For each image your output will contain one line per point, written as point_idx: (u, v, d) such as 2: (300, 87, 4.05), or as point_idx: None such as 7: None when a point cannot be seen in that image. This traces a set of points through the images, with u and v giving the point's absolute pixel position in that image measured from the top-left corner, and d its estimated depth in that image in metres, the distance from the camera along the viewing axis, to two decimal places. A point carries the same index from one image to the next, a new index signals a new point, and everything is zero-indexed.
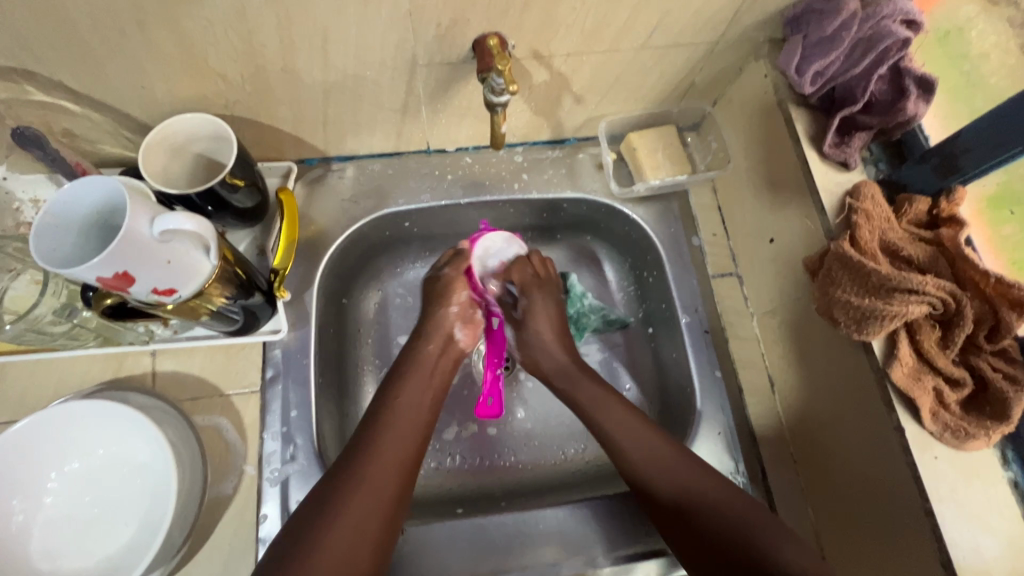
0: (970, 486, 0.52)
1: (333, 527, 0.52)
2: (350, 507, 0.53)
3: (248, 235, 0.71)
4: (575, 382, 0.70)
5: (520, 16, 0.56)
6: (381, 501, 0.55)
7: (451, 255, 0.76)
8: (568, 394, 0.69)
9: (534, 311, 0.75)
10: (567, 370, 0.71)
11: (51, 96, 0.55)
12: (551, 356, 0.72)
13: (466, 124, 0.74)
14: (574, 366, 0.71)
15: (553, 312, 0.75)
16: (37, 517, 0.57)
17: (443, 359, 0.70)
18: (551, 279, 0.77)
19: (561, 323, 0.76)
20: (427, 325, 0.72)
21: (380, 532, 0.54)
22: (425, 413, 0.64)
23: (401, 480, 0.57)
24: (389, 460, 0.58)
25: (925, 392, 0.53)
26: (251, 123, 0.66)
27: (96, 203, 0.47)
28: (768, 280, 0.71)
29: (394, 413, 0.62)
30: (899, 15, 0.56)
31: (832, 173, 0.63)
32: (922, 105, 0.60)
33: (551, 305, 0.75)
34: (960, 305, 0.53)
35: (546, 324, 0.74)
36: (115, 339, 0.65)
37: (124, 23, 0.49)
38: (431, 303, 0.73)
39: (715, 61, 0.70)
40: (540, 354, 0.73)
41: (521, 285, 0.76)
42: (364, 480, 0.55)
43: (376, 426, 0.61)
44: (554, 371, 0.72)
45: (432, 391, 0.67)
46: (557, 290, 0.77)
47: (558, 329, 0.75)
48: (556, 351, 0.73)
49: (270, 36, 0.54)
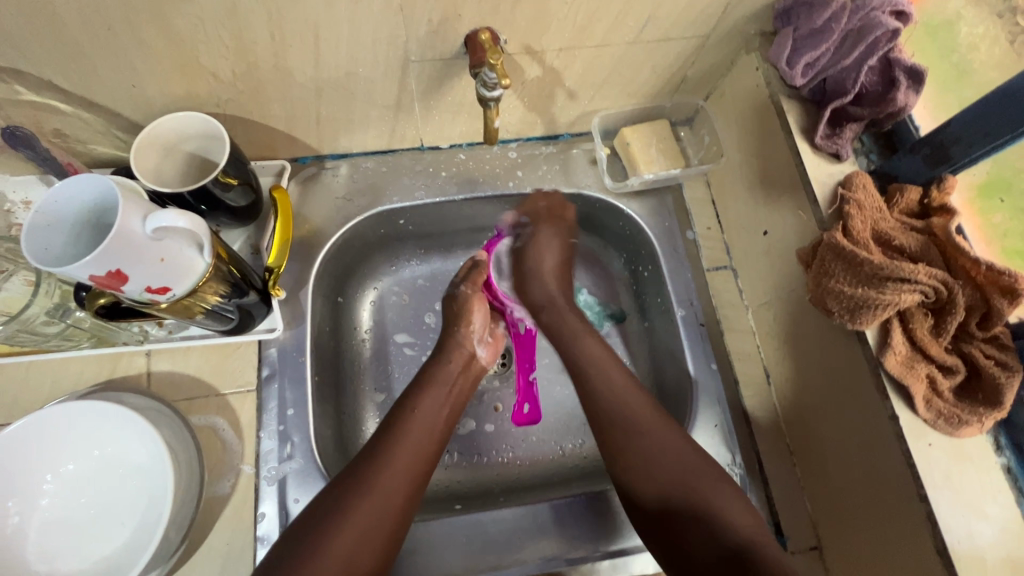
0: (963, 472, 0.53)
1: (340, 532, 0.53)
2: (356, 514, 0.54)
3: (242, 234, 0.71)
4: (556, 312, 0.76)
5: (512, 11, 0.56)
6: (393, 509, 0.56)
7: (467, 270, 0.78)
8: (548, 325, 0.76)
9: (538, 240, 0.79)
10: (555, 303, 0.77)
11: (42, 95, 0.55)
12: (543, 288, 0.78)
13: (459, 121, 0.74)
14: (561, 298, 0.78)
15: (560, 254, 0.80)
16: (34, 519, 0.57)
17: (464, 375, 0.70)
18: (558, 219, 0.79)
19: (566, 257, 0.81)
20: (452, 340, 0.72)
21: (390, 536, 0.55)
22: (440, 428, 0.64)
23: (410, 493, 0.58)
24: (403, 474, 0.58)
25: (918, 379, 0.54)
26: (243, 121, 0.66)
27: (88, 200, 0.46)
28: (763, 273, 0.72)
29: (414, 422, 0.62)
30: (888, 7, 0.56)
31: (824, 164, 0.64)
32: (913, 96, 0.60)
33: (557, 237, 0.80)
34: (952, 293, 0.53)
35: (552, 254, 0.80)
36: (109, 340, 0.64)
37: (114, 21, 0.49)
38: (451, 322, 0.74)
39: (707, 55, 0.70)
40: (534, 285, 0.79)
41: (530, 213, 0.79)
42: (373, 494, 0.56)
43: (394, 436, 0.61)
44: (540, 305, 0.78)
45: (449, 406, 0.67)
46: (569, 228, 0.80)
47: (560, 262, 0.80)
48: (551, 285, 0.78)
49: (261, 33, 0.53)
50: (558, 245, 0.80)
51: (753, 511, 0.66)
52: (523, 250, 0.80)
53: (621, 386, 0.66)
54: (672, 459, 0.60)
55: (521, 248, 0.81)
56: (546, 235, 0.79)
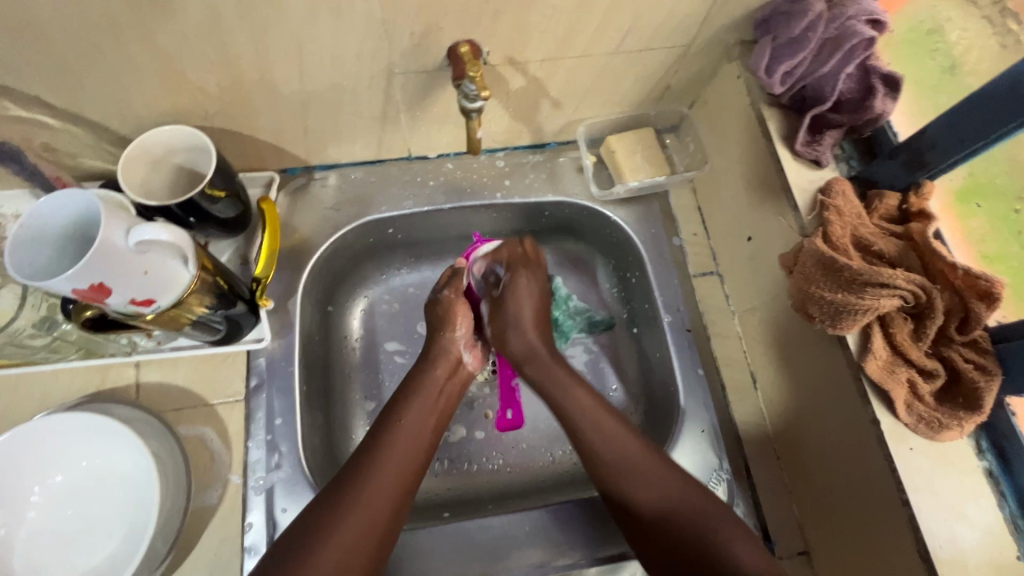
0: (946, 475, 0.53)
1: (324, 548, 0.52)
2: (342, 529, 0.54)
3: (231, 244, 0.71)
4: (546, 367, 0.68)
5: (492, 25, 0.57)
6: (374, 529, 0.55)
7: (449, 276, 0.75)
8: (536, 380, 0.68)
9: (517, 289, 0.70)
10: (537, 354, 0.69)
11: (30, 111, 0.56)
12: (522, 339, 0.69)
13: (445, 130, 0.75)
14: (545, 350, 0.69)
15: (537, 298, 0.71)
16: (21, 531, 0.57)
17: (451, 385, 0.69)
18: (535, 261, 0.73)
19: (542, 303, 0.72)
20: (437, 348, 0.71)
21: (371, 556, 0.54)
22: (427, 440, 0.64)
23: (396, 503, 0.58)
24: (389, 487, 0.58)
25: (898, 383, 0.54)
26: (231, 134, 0.67)
27: (71, 213, 0.47)
28: (748, 279, 0.72)
29: (398, 437, 0.62)
30: (864, 15, 0.56)
31: (804, 171, 0.64)
32: (890, 103, 0.60)
33: (536, 281, 0.72)
34: (930, 297, 0.53)
35: (528, 305, 0.70)
36: (97, 351, 0.64)
37: (100, 38, 0.50)
38: (437, 329, 0.72)
39: (689, 64, 0.71)
40: (512, 336, 0.70)
41: (507, 263, 0.72)
42: (357, 514, 0.55)
43: (379, 450, 0.60)
44: (523, 356, 0.70)
45: (436, 415, 0.66)
46: (545, 271, 0.74)
47: (536, 312, 0.71)
48: (532, 336, 0.70)
49: (245, 48, 0.54)
50: (538, 287, 0.72)
51: (741, 516, 0.66)
52: (503, 302, 0.71)
53: (595, 411, 0.64)
54: (657, 480, 0.59)
55: (498, 303, 0.71)
56: (525, 282, 0.71)
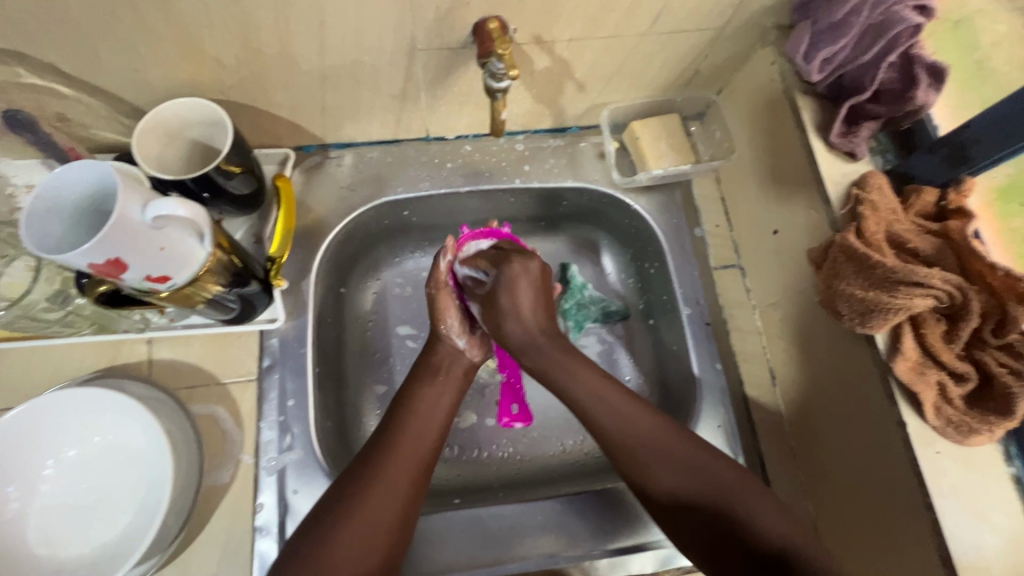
0: (971, 481, 0.52)
1: (354, 519, 0.53)
2: (371, 500, 0.54)
3: (245, 222, 0.70)
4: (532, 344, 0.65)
5: (522, 1, 0.55)
6: (400, 495, 0.55)
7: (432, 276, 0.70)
8: (535, 369, 0.65)
9: (511, 281, 0.65)
10: (536, 342, 0.65)
11: (43, 78, 0.54)
12: (519, 328, 0.65)
13: (466, 111, 0.73)
14: (542, 335, 0.65)
15: (532, 285, 0.66)
16: (34, 504, 0.57)
17: (454, 364, 0.68)
18: (524, 249, 0.68)
19: (540, 289, 0.67)
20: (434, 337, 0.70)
21: (397, 528, 0.54)
22: (443, 412, 0.64)
23: (417, 478, 0.57)
24: (411, 456, 0.58)
25: (928, 385, 0.53)
26: (247, 108, 0.65)
27: (88, 185, 0.46)
28: (771, 273, 0.71)
29: (416, 410, 0.62)
30: (911, 1, 0.53)
31: (837, 163, 0.62)
32: (933, 94, 0.58)
33: (533, 264, 0.67)
34: (966, 298, 0.52)
35: (525, 293, 0.65)
36: (110, 327, 0.64)
37: (117, 4, 0.48)
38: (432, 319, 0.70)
39: (721, 49, 0.69)
40: (509, 324, 0.65)
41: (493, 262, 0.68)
42: (382, 483, 0.55)
43: (400, 421, 0.61)
44: (520, 346, 0.65)
45: (452, 391, 0.66)
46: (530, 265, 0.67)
47: (535, 298, 0.66)
48: (529, 322, 0.65)
49: (265, 20, 0.52)
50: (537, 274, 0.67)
51: None
52: (494, 296, 0.66)
53: (602, 387, 0.61)
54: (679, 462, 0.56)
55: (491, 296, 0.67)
56: (518, 269, 0.65)
